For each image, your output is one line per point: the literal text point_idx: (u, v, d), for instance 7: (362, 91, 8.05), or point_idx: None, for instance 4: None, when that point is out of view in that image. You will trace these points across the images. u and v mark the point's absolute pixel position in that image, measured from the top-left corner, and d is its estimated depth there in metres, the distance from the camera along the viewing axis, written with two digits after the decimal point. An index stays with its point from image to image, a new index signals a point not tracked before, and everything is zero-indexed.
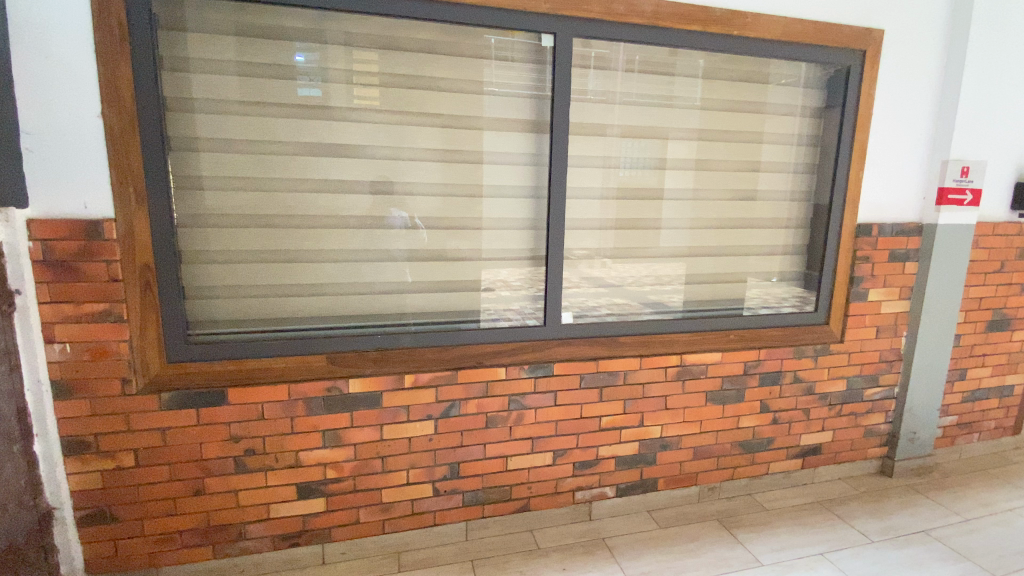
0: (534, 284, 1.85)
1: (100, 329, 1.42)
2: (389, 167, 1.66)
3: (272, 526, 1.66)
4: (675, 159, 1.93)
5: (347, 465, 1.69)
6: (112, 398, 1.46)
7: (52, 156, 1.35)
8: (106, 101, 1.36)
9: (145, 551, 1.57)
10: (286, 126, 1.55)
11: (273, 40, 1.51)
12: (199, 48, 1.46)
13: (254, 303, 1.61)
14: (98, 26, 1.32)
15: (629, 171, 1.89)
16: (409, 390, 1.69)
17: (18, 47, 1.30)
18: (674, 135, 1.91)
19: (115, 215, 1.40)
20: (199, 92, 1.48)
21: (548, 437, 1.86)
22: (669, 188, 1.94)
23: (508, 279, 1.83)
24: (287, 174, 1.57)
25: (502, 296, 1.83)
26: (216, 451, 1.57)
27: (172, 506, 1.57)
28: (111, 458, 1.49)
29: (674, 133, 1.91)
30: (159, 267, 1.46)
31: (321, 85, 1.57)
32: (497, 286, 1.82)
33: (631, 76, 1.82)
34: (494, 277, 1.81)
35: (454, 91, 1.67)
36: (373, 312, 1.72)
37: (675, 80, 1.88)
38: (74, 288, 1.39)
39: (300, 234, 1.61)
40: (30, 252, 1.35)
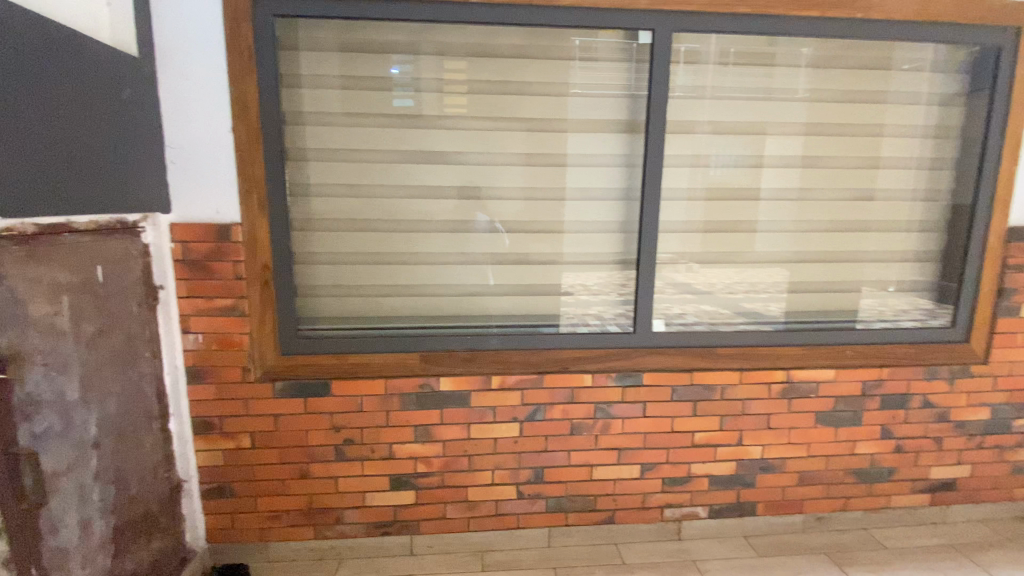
0: (614, 288, 1.79)
1: (226, 322, 1.58)
2: (479, 172, 1.69)
3: (366, 513, 1.75)
4: (774, 156, 1.78)
5: (436, 460, 1.74)
6: (235, 384, 1.62)
7: (190, 167, 1.52)
8: (235, 117, 1.51)
9: (258, 526, 1.72)
10: (386, 134, 1.63)
11: (374, 54, 1.60)
12: (309, 65, 1.58)
13: (354, 302, 1.71)
14: (231, 50, 1.47)
15: (719, 169, 1.77)
16: (496, 392, 1.71)
17: (165, 73, 1.48)
18: (773, 130, 1.76)
19: (241, 220, 1.55)
20: (308, 106, 1.59)
21: (636, 449, 1.79)
22: (763, 189, 1.79)
23: (588, 283, 1.79)
24: (387, 181, 1.65)
25: (582, 300, 1.79)
26: (320, 438, 1.68)
27: (281, 486, 1.70)
28: (232, 439, 1.65)
29: (773, 128, 1.76)
30: (275, 267, 1.59)
31: (414, 95, 1.63)
32: (577, 290, 1.79)
33: (725, 69, 1.71)
34: (575, 281, 1.78)
35: (547, 94, 1.66)
36: (460, 314, 1.76)
37: (774, 72, 1.73)
38: (206, 285, 1.56)
39: (396, 238, 1.69)
40: (172, 252, 1.53)
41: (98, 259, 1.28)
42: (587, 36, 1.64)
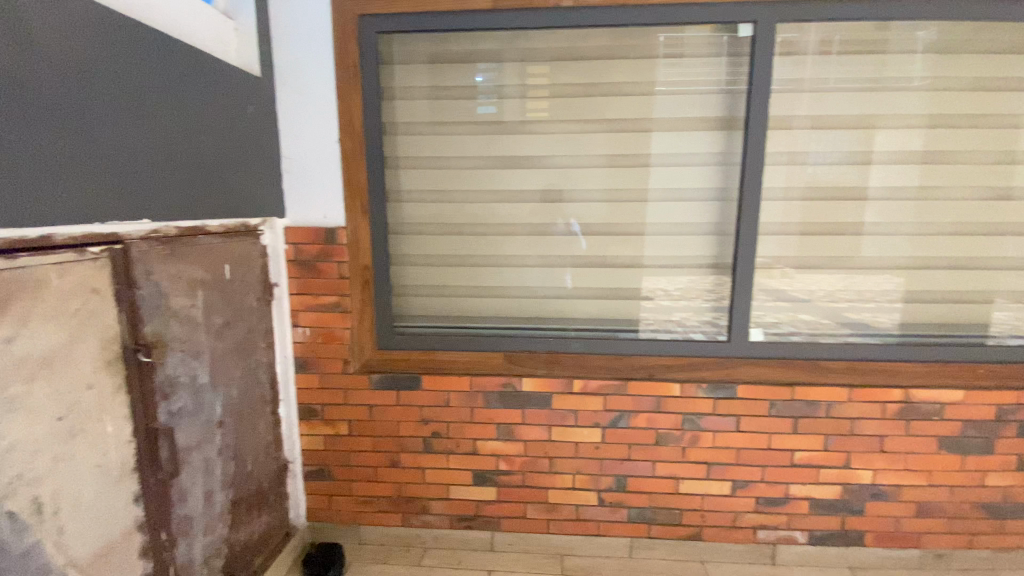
0: (694, 294, 1.72)
1: (330, 317, 1.71)
2: (563, 175, 1.69)
3: (450, 506, 1.82)
4: (884, 152, 1.61)
5: (518, 460, 1.76)
6: (336, 375, 1.75)
7: (302, 175, 1.66)
8: (341, 129, 1.63)
9: (352, 508, 1.84)
10: (476, 140, 1.69)
11: (463, 64, 1.66)
12: (402, 77, 1.67)
13: (444, 302, 1.78)
14: (339, 67, 1.60)
15: (819, 167, 1.63)
16: (579, 396, 1.70)
17: (283, 91, 1.63)
18: (884, 124, 1.60)
19: (345, 223, 1.67)
20: (401, 117, 1.69)
21: (726, 464, 1.70)
22: (871, 187, 1.63)
23: (668, 288, 1.72)
24: (475, 185, 1.71)
25: (663, 306, 1.73)
26: (409, 430, 1.77)
27: (374, 473, 1.81)
28: (332, 425, 1.78)
29: (884, 122, 1.60)
30: (374, 267, 1.70)
31: (497, 102, 1.67)
32: (657, 295, 1.73)
33: (828, 59, 1.57)
34: (654, 285, 1.72)
35: (636, 94, 1.63)
36: (544, 316, 1.77)
37: (886, 59, 1.57)
38: (314, 283, 1.70)
39: (483, 241, 1.74)
40: (286, 252, 1.68)
41: (227, 258, 1.43)
42: (674, 32, 1.58)
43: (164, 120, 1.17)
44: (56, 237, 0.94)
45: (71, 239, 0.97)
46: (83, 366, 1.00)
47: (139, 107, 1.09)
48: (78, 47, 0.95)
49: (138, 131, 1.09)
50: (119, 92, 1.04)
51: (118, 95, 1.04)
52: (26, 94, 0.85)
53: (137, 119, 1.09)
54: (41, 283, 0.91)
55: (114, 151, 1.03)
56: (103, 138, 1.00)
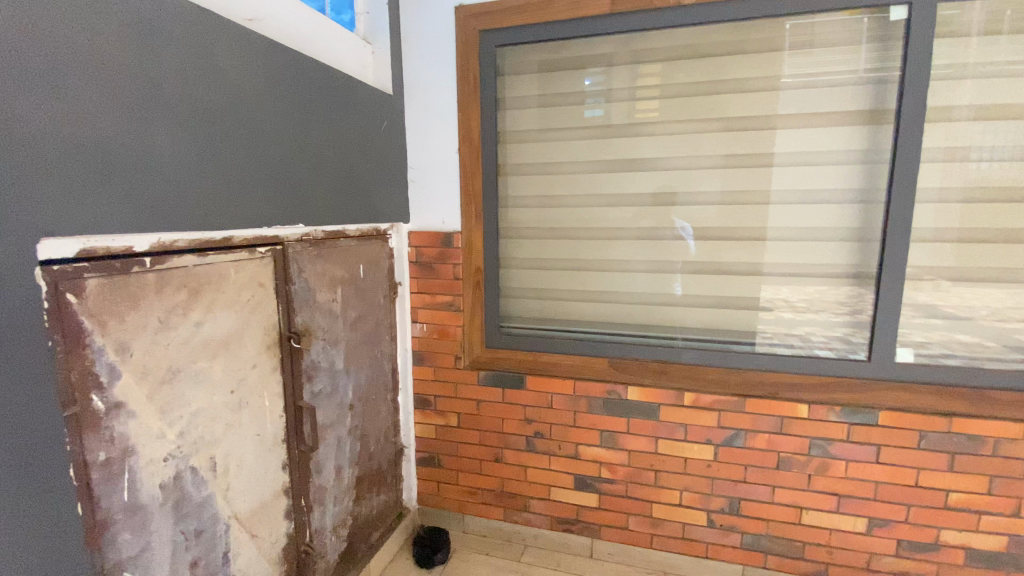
0: (821, 306, 1.56)
1: (445, 315, 1.82)
2: (676, 177, 1.63)
3: (551, 507, 1.84)
4: None
5: (621, 468, 1.73)
6: (447, 369, 1.85)
7: (425, 183, 1.79)
8: (460, 139, 1.73)
9: (458, 497, 1.94)
10: (587, 145, 1.69)
11: (575, 70, 1.67)
12: (514, 87, 1.73)
13: (551, 305, 1.81)
14: (460, 81, 1.70)
15: (986, 163, 1.40)
16: (689, 409, 1.63)
17: (411, 106, 1.77)
18: None
19: (461, 227, 1.77)
20: (510, 125, 1.75)
21: (860, 498, 1.52)
22: None
23: (791, 299, 1.58)
24: (585, 189, 1.71)
25: (784, 319, 1.59)
26: (513, 428, 1.82)
27: (479, 466, 1.89)
28: (443, 417, 1.89)
29: None
30: (486, 270, 1.78)
31: (604, 105, 1.66)
32: (777, 306, 1.59)
33: (999, 38, 1.34)
34: (774, 295, 1.59)
35: (762, 89, 1.52)
36: (652, 323, 1.72)
37: None
38: (431, 282, 1.82)
39: (593, 245, 1.74)
40: (409, 254, 1.83)
41: (361, 258, 1.59)
42: (802, 19, 1.46)
43: (318, 135, 1.33)
44: (234, 239, 1.11)
45: (244, 241, 1.14)
46: (249, 349, 1.17)
47: (301, 124, 1.26)
48: (258, 76, 1.12)
49: (298, 147, 1.26)
50: (287, 112, 1.21)
51: (284, 116, 1.20)
52: (220, 118, 1.03)
53: (298, 135, 1.25)
54: (222, 276, 1.09)
55: (280, 165, 1.20)
56: (274, 153, 1.18)
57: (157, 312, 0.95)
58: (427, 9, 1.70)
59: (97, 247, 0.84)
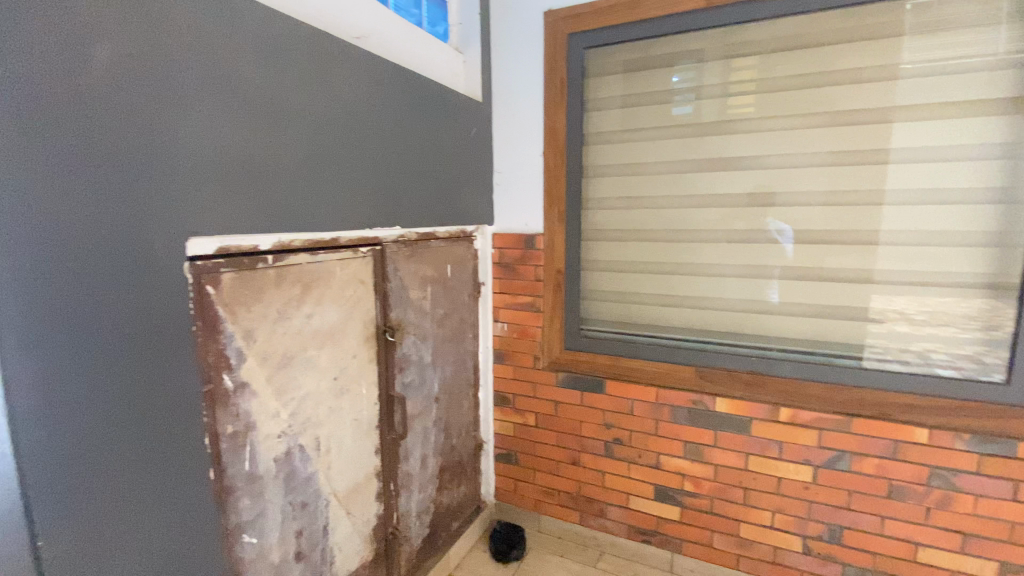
0: (946, 320, 1.39)
1: (526, 315, 1.85)
2: (775, 176, 1.53)
3: (629, 516, 1.80)
4: None
5: (706, 483, 1.66)
6: (527, 369, 1.88)
7: (510, 186, 1.84)
8: (546, 141, 1.75)
9: (534, 497, 1.96)
10: (677, 145, 1.64)
11: (664, 68, 1.63)
12: (600, 87, 1.71)
13: (633, 309, 1.76)
14: (548, 85, 1.72)
15: None
16: (784, 425, 1.53)
17: (499, 111, 1.82)
18: None
19: (544, 229, 1.79)
20: (595, 125, 1.74)
21: (992, 540, 1.34)
22: None
23: (907, 310, 1.42)
24: (673, 191, 1.66)
25: (899, 332, 1.44)
26: (592, 432, 1.81)
27: (557, 467, 1.90)
28: (522, 416, 1.92)
29: None
30: (567, 271, 1.78)
31: (694, 102, 1.60)
32: (890, 318, 1.44)
33: None
34: (887, 306, 1.44)
35: (878, 79, 1.38)
36: (744, 331, 1.62)
37: None
38: (513, 283, 1.86)
39: (681, 248, 1.67)
40: (492, 255, 1.88)
41: (449, 259, 1.67)
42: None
43: (414, 141, 1.41)
44: (340, 239, 1.22)
45: (349, 241, 1.24)
46: (351, 340, 1.27)
47: (399, 132, 1.35)
48: (363, 89, 1.21)
49: (397, 154, 1.34)
50: (387, 121, 1.30)
51: (385, 124, 1.29)
52: (331, 129, 1.13)
53: (396, 142, 1.34)
54: (329, 273, 1.19)
55: (380, 169, 1.29)
56: (374, 159, 1.26)
57: (277, 304, 1.07)
58: (517, 17, 1.74)
59: (231, 245, 0.96)
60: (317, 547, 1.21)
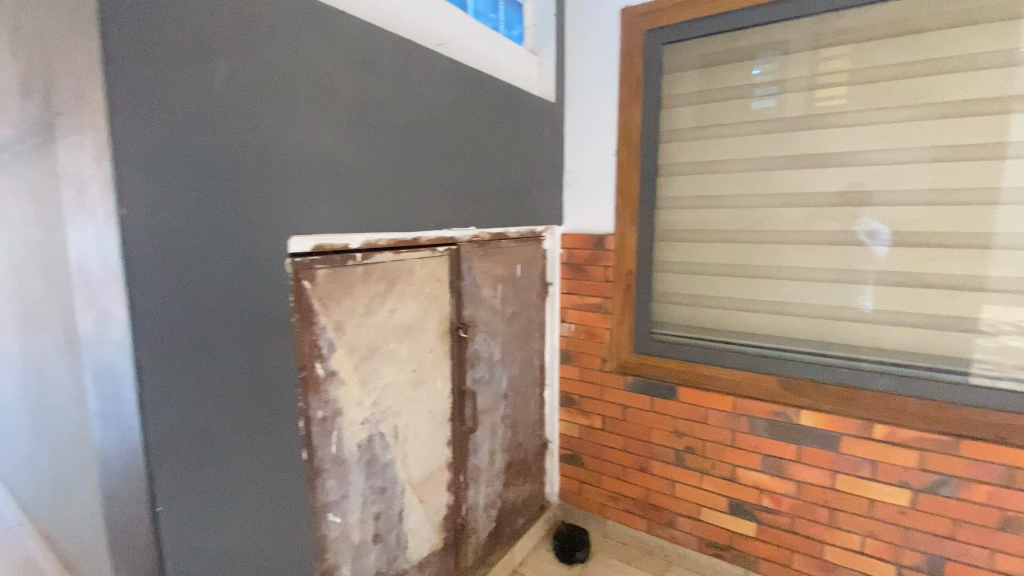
0: None
1: (594, 317, 1.84)
2: (871, 173, 1.41)
3: (700, 527, 1.74)
4: None
5: (786, 499, 1.57)
6: (594, 371, 1.87)
7: (581, 187, 1.83)
8: (620, 141, 1.73)
9: (600, 501, 1.95)
10: (759, 141, 1.56)
11: (747, 61, 1.55)
12: (677, 83, 1.66)
13: (709, 313, 1.70)
14: (623, 84, 1.70)
15: None
16: (878, 444, 1.41)
17: (572, 112, 1.82)
18: None
19: (615, 230, 1.77)
20: (670, 123, 1.69)
21: None
22: None
23: None
24: (756, 190, 1.58)
25: (1018, 347, 1.28)
26: (662, 439, 1.76)
27: (624, 472, 1.87)
28: (589, 418, 1.91)
29: None
30: (639, 273, 1.75)
31: (777, 95, 1.52)
32: (1007, 331, 1.29)
33: None
34: (1002, 317, 1.29)
35: (998, 64, 1.24)
36: (832, 340, 1.51)
37: None
38: (582, 284, 1.85)
39: (764, 250, 1.59)
40: (561, 255, 1.88)
41: (519, 258, 1.69)
42: None
43: (490, 143, 1.44)
44: (420, 239, 1.27)
45: (428, 241, 1.30)
46: (427, 336, 1.33)
47: (477, 134, 1.38)
48: (444, 93, 1.26)
49: (473, 157, 1.38)
50: (466, 124, 1.34)
51: (463, 127, 1.33)
52: (414, 132, 1.18)
53: (473, 143, 1.37)
54: (409, 271, 1.25)
55: (457, 171, 1.33)
56: (453, 160, 1.31)
57: (363, 299, 1.14)
58: (592, 17, 1.73)
59: (327, 243, 1.03)
60: (394, 530, 1.28)
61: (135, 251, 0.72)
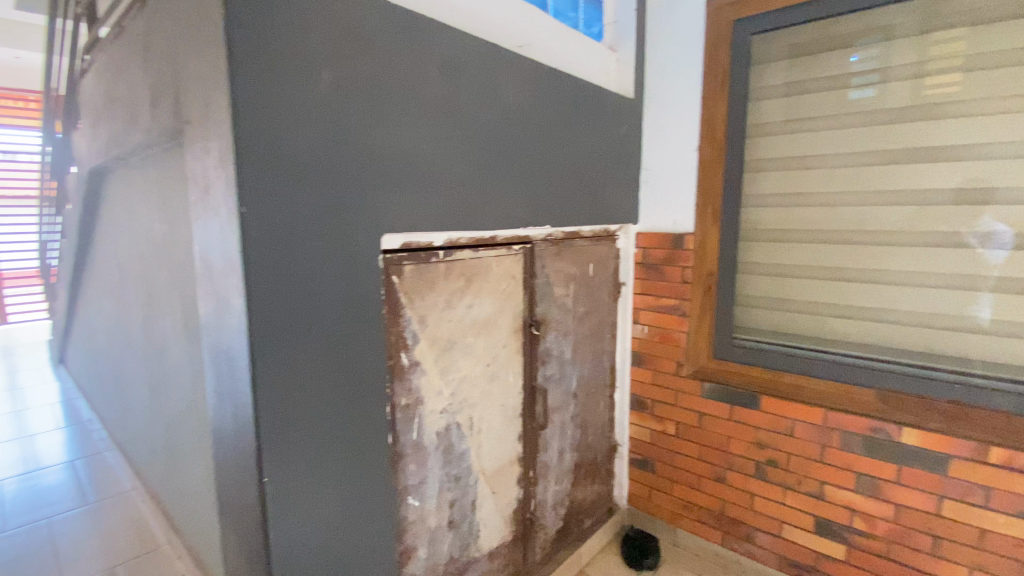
0: None
1: (669, 319, 1.78)
2: (995, 167, 1.26)
3: (782, 545, 1.64)
4: None
5: (882, 523, 1.44)
6: (668, 374, 1.81)
7: (659, 185, 1.79)
8: (703, 136, 1.67)
9: (671, 508, 1.89)
10: (860, 134, 1.44)
11: (846, 48, 1.44)
12: (768, 75, 1.57)
13: (799, 318, 1.60)
14: (707, 78, 1.64)
15: None
16: (996, 470, 1.26)
17: (651, 108, 1.78)
18: None
19: (695, 229, 1.71)
20: (758, 117, 1.60)
21: None
22: None
23: None
24: (857, 187, 1.46)
25: None
26: (741, 449, 1.68)
27: (698, 481, 1.80)
28: (661, 423, 1.86)
29: None
30: (719, 275, 1.68)
31: (877, 84, 1.40)
32: None
33: None
34: None
35: None
36: (941, 351, 1.38)
37: None
38: (657, 285, 1.80)
39: (864, 252, 1.47)
40: (635, 254, 1.84)
41: (592, 257, 1.68)
42: None
43: (568, 141, 1.44)
44: (497, 237, 1.30)
45: (504, 239, 1.32)
46: (502, 331, 1.36)
47: (554, 132, 1.39)
48: (524, 93, 1.27)
49: (551, 156, 1.39)
50: (544, 122, 1.35)
51: (542, 125, 1.34)
52: (496, 132, 1.21)
53: (551, 142, 1.38)
54: (485, 268, 1.28)
55: (536, 169, 1.34)
56: (532, 159, 1.32)
57: (444, 295, 1.19)
58: (675, 10, 1.68)
59: (413, 241, 1.08)
60: (466, 518, 1.32)
61: (252, 244, 0.79)
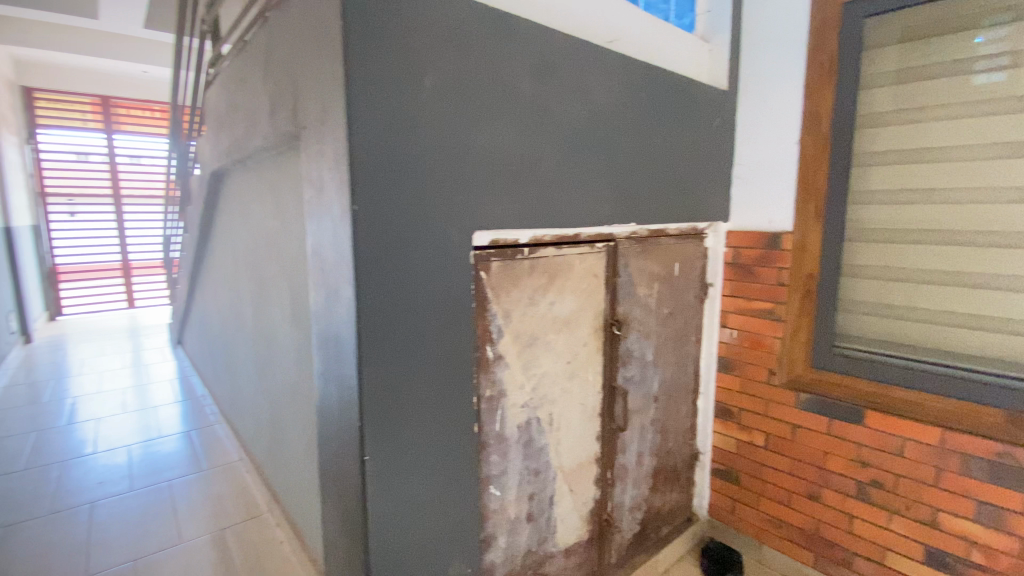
0: None
1: (761, 323, 1.69)
2: None
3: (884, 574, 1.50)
4: None
5: (1009, 560, 1.28)
6: (758, 382, 1.72)
7: (752, 182, 1.70)
8: (806, 129, 1.56)
9: (756, 523, 1.79)
10: (990, 123, 1.29)
11: (974, 29, 1.30)
12: (880, 62, 1.45)
13: (912, 327, 1.46)
14: (811, 66, 1.53)
15: None
16: None
17: (746, 100, 1.69)
18: None
19: (793, 228, 1.60)
20: (869, 107, 1.48)
21: None
22: None
23: None
24: (988, 183, 1.30)
25: None
26: (838, 466, 1.56)
27: (787, 497, 1.69)
28: (748, 433, 1.76)
29: None
30: (821, 278, 1.56)
31: (1010, 68, 1.26)
32: None
33: None
34: None
35: None
36: None
37: None
38: (749, 287, 1.71)
39: (995, 257, 1.30)
40: (726, 254, 1.76)
41: (678, 257, 1.62)
42: None
43: (656, 137, 1.41)
44: (581, 235, 1.29)
45: (588, 237, 1.31)
46: (584, 329, 1.35)
47: (644, 128, 1.36)
48: (614, 90, 1.26)
49: (639, 153, 1.36)
50: (633, 119, 1.33)
51: (631, 122, 1.32)
52: (585, 130, 1.20)
53: (640, 139, 1.36)
54: (569, 266, 1.28)
55: (623, 166, 1.33)
56: (620, 156, 1.31)
57: (528, 291, 1.20)
58: None
59: (501, 238, 1.09)
60: (544, 513, 1.33)
61: (362, 239, 0.85)
